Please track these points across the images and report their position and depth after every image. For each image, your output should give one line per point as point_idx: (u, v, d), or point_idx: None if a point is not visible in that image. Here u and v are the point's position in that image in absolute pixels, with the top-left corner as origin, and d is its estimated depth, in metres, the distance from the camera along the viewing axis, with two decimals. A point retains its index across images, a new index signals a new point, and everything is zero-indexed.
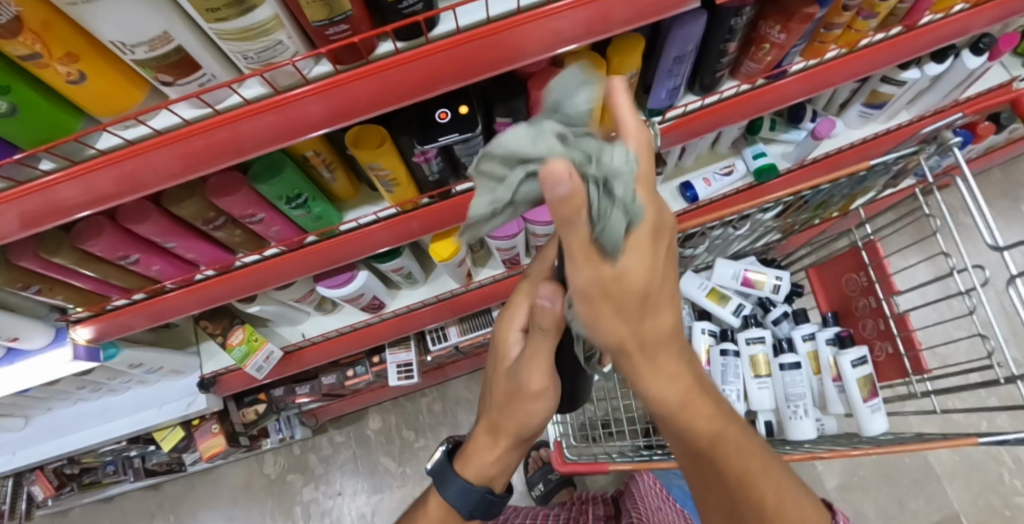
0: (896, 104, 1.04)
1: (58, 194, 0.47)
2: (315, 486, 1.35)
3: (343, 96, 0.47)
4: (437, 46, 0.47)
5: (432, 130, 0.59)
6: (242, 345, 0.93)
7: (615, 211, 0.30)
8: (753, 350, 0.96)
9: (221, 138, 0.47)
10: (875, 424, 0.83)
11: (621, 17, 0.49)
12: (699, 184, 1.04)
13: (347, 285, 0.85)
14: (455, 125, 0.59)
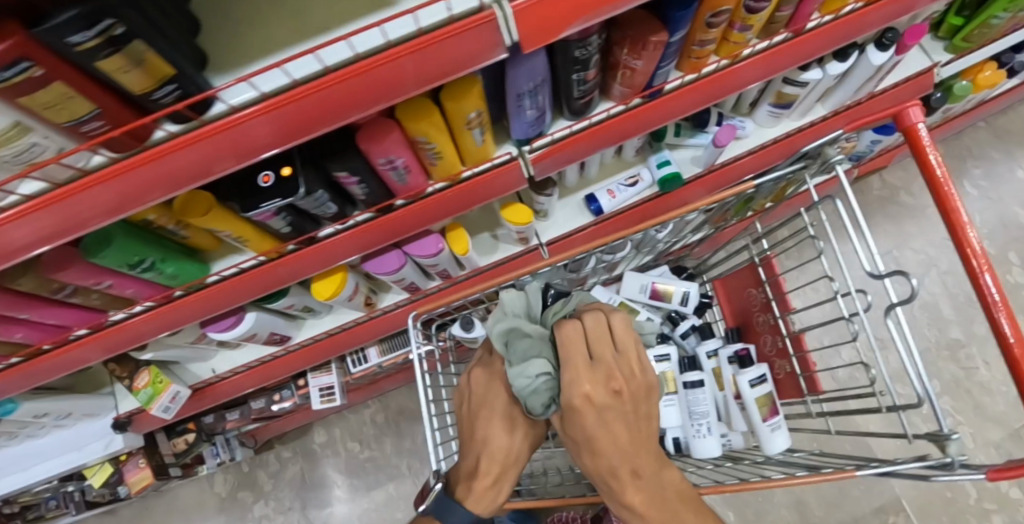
0: (805, 102, 1.01)
1: (8, 234, 0.46)
2: (265, 501, 1.38)
3: (285, 117, 0.46)
4: (346, 72, 0.45)
5: (255, 196, 0.58)
6: (147, 388, 0.93)
7: (533, 389, 0.62)
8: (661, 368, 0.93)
9: (172, 167, 0.47)
10: (774, 441, 0.83)
11: (411, 82, 0.48)
12: (603, 196, 1.02)
13: (236, 328, 0.85)
14: (277, 189, 0.58)
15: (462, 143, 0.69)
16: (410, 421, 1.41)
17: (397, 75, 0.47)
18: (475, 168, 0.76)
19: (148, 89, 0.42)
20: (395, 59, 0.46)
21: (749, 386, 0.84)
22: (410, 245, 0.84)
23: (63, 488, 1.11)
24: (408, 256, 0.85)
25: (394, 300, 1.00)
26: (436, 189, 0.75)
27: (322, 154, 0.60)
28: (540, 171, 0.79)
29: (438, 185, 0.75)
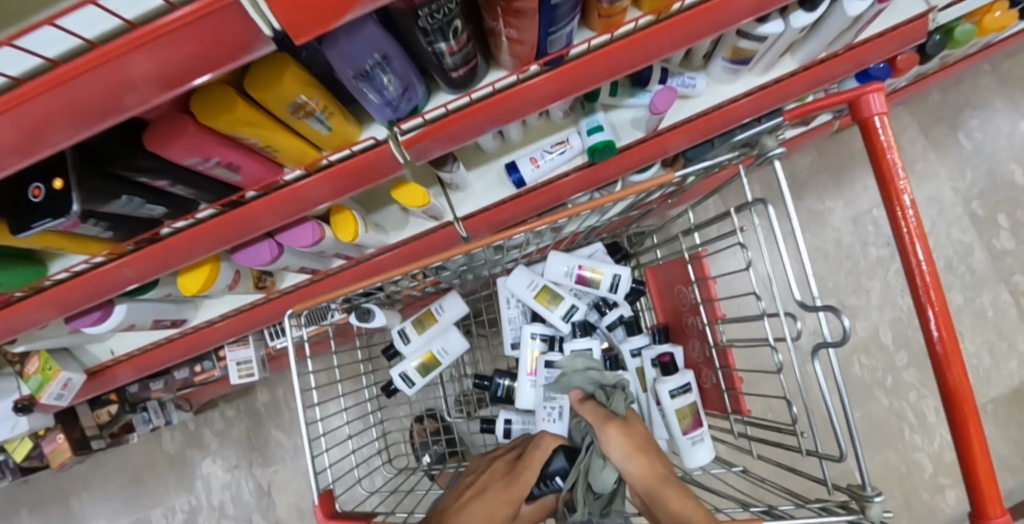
0: (766, 57, 0.86)
1: None
2: (211, 460, 1.37)
3: (184, 46, 0.34)
4: None
5: (27, 213, 0.48)
6: (37, 374, 0.88)
7: (618, 396, 0.74)
8: None
9: (42, 113, 0.34)
10: (696, 456, 0.77)
11: (180, 71, 0.35)
12: (525, 165, 0.88)
13: (103, 323, 0.77)
14: (48, 206, 0.47)
15: (304, 132, 0.57)
16: None
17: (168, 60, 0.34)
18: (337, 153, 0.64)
19: None
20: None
21: (668, 396, 0.77)
22: (282, 235, 0.73)
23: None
24: (281, 246, 0.74)
25: (296, 281, 0.93)
26: (291, 179, 0.64)
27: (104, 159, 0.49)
28: (418, 156, 0.66)
29: (292, 172, 0.63)
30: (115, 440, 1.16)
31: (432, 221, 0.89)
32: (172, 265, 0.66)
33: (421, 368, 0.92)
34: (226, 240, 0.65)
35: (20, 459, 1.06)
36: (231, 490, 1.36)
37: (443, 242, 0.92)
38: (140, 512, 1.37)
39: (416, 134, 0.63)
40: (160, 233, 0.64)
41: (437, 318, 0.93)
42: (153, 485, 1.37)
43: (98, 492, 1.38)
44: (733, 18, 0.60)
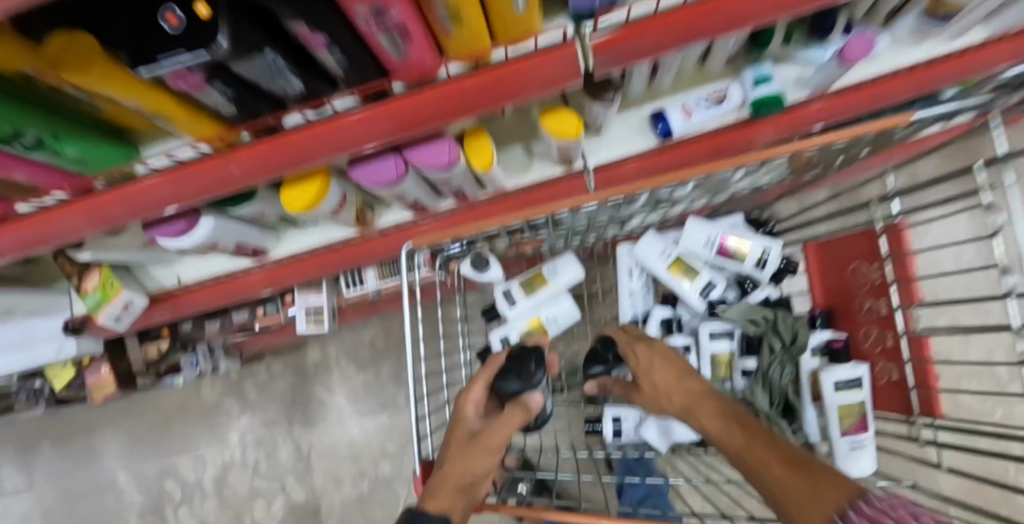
0: (974, 14, 0.68)
1: None
2: (251, 415, 1.26)
3: None
4: None
5: (154, 45, 0.36)
6: (95, 291, 0.76)
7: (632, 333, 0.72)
8: (715, 347, 0.79)
9: None
10: (855, 465, 0.64)
11: None
12: (676, 115, 0.75)
13: (187, 238, 0.66)
14: (187, 38, 0.35)
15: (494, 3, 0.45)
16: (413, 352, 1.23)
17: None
18: (509, 48, 0.52)
19: None
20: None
21: (832, 389, 0.64)
22: (415, 153, 0.61)
23: (27, 384, 1.02)
24: (411, 165, 0.62)
25: (394, 220, 0.80)
26: (451, 74, 0.51)
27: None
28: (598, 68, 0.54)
29: (453, 67, 0.51)
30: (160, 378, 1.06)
31: (557, 167, 0.77)
32: (290, 166, 0.54)
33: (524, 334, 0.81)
34: (358, 141, 0.53)
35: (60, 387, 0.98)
36: (268, 449, 1.25)
37: (567, 194, 0.80)
38: (167, 460, 1.27)
39: (608, 36, 0.51)
40: (283, 123, 0.52)
41: (548, 282, 0.82)
42: (184, 433, 1.27)
43: (126, 434, 1.28)
44: None
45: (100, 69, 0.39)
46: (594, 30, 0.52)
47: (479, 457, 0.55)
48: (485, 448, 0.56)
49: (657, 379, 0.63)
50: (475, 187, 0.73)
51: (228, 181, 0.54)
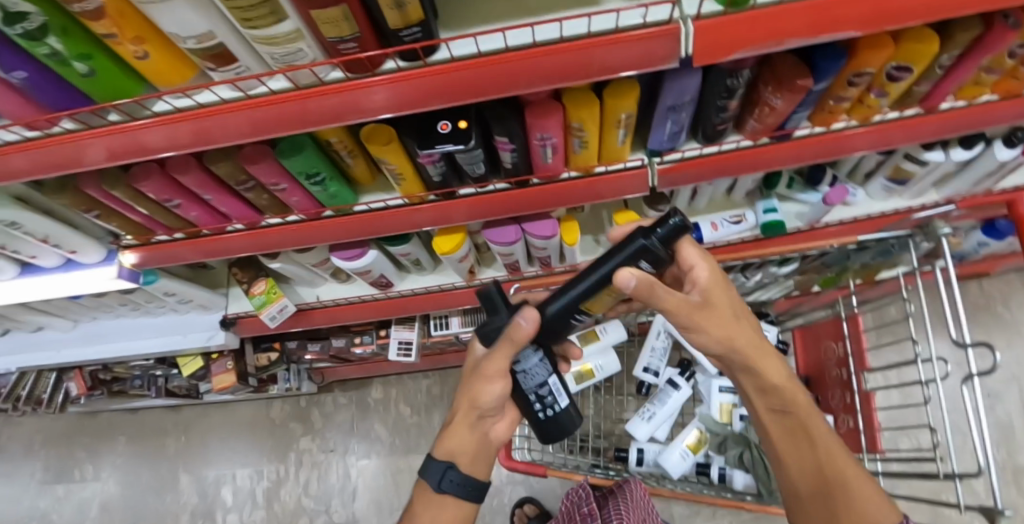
0: (921, 183, 1.03)
1: (369, 93, 0.56)
2: (313, 438, 1.46)
3: (669, 42, 0.56)
4: (738, 17, 0.57)
5: (433, 138, 0.67)
6: (261, 295, 1.02)
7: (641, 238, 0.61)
8: (722, 398, 1.04)
9: (584, 58, 0.56)
10: None
11: (664, 57, 0.57)
12: (705, 226, 1.06)
13: (358, 260, 0.93)
14: (452, 136, 0.67)
15: (607, 138, 0.76)
16: None
17: (371, 103, 0.57)
18: (607, 165, 0.84)
19: (400, 26, 0.53)
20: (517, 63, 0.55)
21: None
22: (531, 224, 0.90)
23: (153, 371, 1.25)
24: (525, 234, 0.92)
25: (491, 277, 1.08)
26: (569, 177, 0.83)
27: (490, 115, 0.69)
28: (665, 184, 0.86)
29: (572, 172, 0.83)
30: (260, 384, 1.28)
31: None
32: (456, 218, 0.83)
33: (579, 375, 1.08)
34: (505, 209, 0.82)
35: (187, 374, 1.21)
36: (322, 469, 1.43)
37: None
38: (230, 468, 1.46)
39: (670, 165, 0.83)
40: (459, 192, 0.81)
41: (600, 337, 1.08)
42: (251, 444, 1.47)
43: (200, 440, 1.49)
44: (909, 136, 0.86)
45: (392, 146, 0.69)
46: (663, 160, 0.84)
47: (477, 386, 0.69)
48: (481, 377, 0.69)
49: (699, 283, 0.62)
50: (557, 258, 1.02)
51: (410, 223, 0.83)
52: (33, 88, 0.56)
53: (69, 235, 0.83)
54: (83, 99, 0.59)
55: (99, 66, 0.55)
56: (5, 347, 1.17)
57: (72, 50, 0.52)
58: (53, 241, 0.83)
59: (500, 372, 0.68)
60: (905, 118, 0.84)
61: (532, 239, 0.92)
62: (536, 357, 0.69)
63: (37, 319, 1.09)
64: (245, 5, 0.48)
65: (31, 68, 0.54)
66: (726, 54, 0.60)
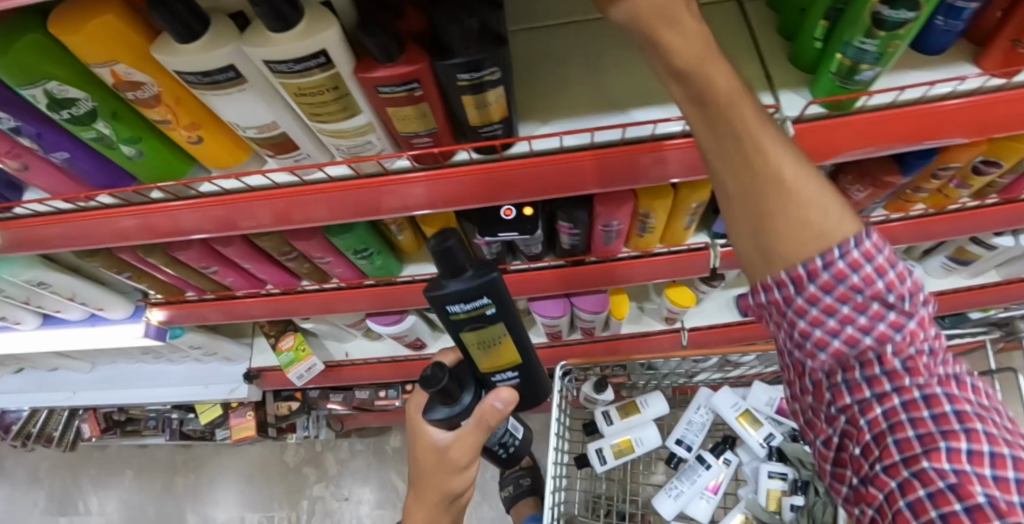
0: (985, 264, 0.97)
1: (409, 189, 0.53)
2: (326, 485, 1.40)
3: None
4: (827, 125, 0.53)
5: (495, 225, 0.63)
6: (290, 351, 0.98)
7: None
8: (771, 484, 0.95)
9: (671, 157, 0.53)
10: None
11: None
12: None
13: (397, 325, 0.90)
14: (516, 223, 0.63)
15: (672, 223, 0.73)
16: None
17: (406, 200, 0.54)
18: (669, 247, 0.79)
19: (481, 123, 0.48)
20: (560, 165, 0.52)
21: None
22: (580, 298, 0.88)
23: (168, 415, 1.24)
24: (573, 306, 0.90)
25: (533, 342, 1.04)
26: (626, 255, 0.79)
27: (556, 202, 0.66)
28: (725, 267, 0.82)
29: (630, 251, 0.79)
30: (280, 433, 1.27)
31: (663, 325, 1.01)
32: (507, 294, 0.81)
33: (617, 449, 1.02)
34: (557, 287, 0.81)
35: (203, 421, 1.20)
36: (333, 519, 1.37)
37: (666, 344, 1.05)
38: (238, 511, 1.40)
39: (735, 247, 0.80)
40: (510, 267, 0.79)
41: (640, 410, 1.04)
42: (263, 488, 1.42)
43: (208, 480, 1.44)
44: (988, 225, 0.80)
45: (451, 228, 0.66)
46: (727, 241, 0.80)
47: (449, 480, 0.70)
48: (451, 470, 0.69)
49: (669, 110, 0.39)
50: (601, 328, 0.98)
51: None
52: (74, 168, 0.52)
53: (97, 293, 0.79)
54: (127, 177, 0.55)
55: (148, 147, 0.50)
56: (18, 385, 1.13)
57: (121, 134, 0.48)
58: (79, 299, 0.78)
59: (472, 459, 0.69)
60: (984, 207, 0.79)
61: (580, 313, 0.90)
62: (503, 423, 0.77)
63: (52, 361, 1.05)
64: (317, 101, 0.44)
65: (75, 149, 0.50)
66: (822, 160, 0.54)
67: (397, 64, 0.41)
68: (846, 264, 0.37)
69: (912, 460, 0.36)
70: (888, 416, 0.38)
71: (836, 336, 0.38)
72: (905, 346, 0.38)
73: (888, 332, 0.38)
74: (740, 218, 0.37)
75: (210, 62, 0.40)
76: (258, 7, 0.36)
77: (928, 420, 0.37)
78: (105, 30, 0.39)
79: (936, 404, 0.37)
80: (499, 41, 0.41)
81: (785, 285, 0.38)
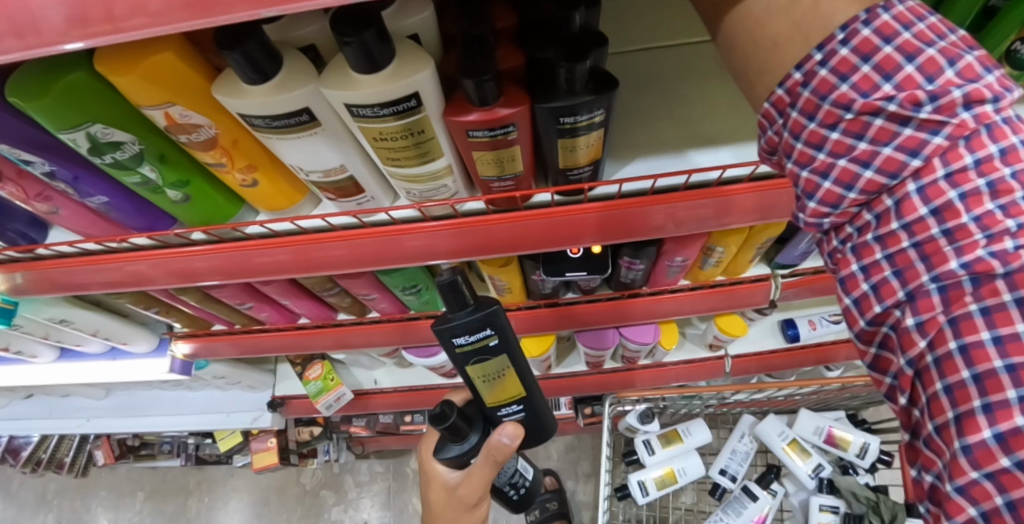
0: None
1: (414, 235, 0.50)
2: (344, 508, 1.35)
3: None
4: None
5: (561, 263, 0.60)
6: (318, 381, 0.92)
7: None
8: (822, 518, 0.90)
9: (767, 199, 0.48)
10: None
11: None
12: (803, 324, 0.93)
13: (436, 357, 0.86)
14: (584, 262, 0.60)
15: (738, 257, 0.70)
16: None
17: (428, 245, 0.51)
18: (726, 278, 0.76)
19: (568, 166, 0.44)
20: (582, 212, 0.48)
21: None
22: (627, 328, 0.84)
23: (185, 440, 1.27)
24: (621, 337, 0.85)
25: (571, 370, 1.00)
26: (683, 287, 0.76)
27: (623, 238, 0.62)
28: (783, 297, 0.78)
29: (689, 283, 0.76)
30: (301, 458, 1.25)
31: (707, 352, 0.97)
32: (558, 327, 0.78)
33: (660, 481, 0.97)
34: (611, 319, 0.76)
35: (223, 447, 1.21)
36: None
37: (709, 370, 1.00)
38: None
39: (799, 278, 0.76)
40: (561, 300, 0.76)
41: (683, 439, 0.99)
42: (278, 512, 1.36)
43: (221, 503, 1.38)
44: None
45: (510, 266, 0.62)
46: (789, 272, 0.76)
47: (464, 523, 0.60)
48: (462, 509, 0.58)
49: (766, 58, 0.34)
50: (644, 357, 0.93)
51: None
52: (112, 212, 0.47)
53: (119, 327, 0.74)
54: (167, 218, 0.50)
55: (195, 191, 0.45)
56: (28, 411, 1.08)
57: (168, 178, 0.43)
58: (102, 335, 0.73)
59: (485, 494, 0.59)
60: None
61: (628, 344, 0.85)
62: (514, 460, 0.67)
63: (66, 388, 1.00)
64: (394, 146, 0.39)
65: (114, 192, 0.45)
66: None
67: (492, 107, 0.36)
68: (850, 51, 0.26)
69: (938, 336, 0.26)
70: (890, 263, 0.27)
71: (829, 175, 0.28)
72: (962, 150, 0.26)
73: (921, 133, 0.26)
74: (720, 43, 0.31)
75: (282, 106, 0.35)
76: (347, 48, 0.31)
77: (947, 253, 0.26)
78: (163, 70, 0.33)
79: (935, 197, 0.26)
80: (609, 83, 0.36)
81: (768, 118, 0.31)
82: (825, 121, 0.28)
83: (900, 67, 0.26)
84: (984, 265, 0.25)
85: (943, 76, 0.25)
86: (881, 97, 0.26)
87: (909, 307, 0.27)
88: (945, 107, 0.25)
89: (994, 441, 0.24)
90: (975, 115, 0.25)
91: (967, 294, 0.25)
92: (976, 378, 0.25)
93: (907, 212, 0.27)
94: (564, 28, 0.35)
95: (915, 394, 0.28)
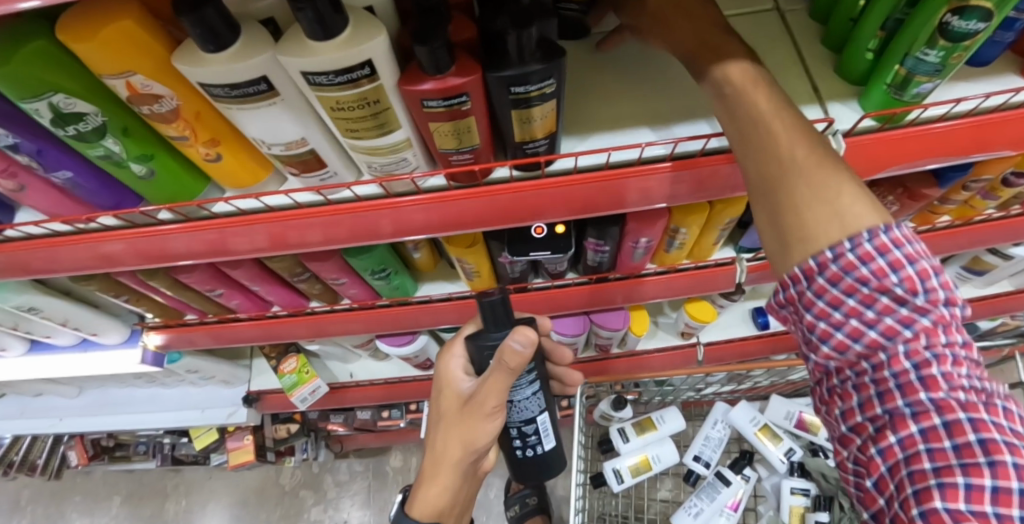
0: (998, 274, 0.92)
1: (367, 216, 0.51)
2: (324, 508, 1.34)
3: None
4: (888, 135, 0.51)
5: (526, 243, 0.61)
6: (292, 374, 0.92)
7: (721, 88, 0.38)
8: (793, 500, 0.93)
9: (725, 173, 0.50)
10: None
11: None
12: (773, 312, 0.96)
13: (409, 346, 0.86)
14: (548, 242, 0.61)
15: (700, 239, 0.71)
16: (496, 473, 1.35)
17: (397, 221, 0.52)
18: (692, 262, 0.79)
19: (525, 139, 0.45)
20: (540, 186, 0.49)
21: None
22: (598, 315, 0.85)
23: (160, 440, 1.25)
24: (592, 324, 0.86)
25: None
26: (651, 271, 0.78)
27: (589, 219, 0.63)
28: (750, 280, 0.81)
29: (656, 267, 0.77)
30: (278, 456, 1.24)
31: (679, 339, 0.99)
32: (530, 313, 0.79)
33: (634, 468, 0.98)
34: (580, 304, 0.78)
35: (199, 446, 1.20)
36: None
37: (682, 359, 1.02)
38: None
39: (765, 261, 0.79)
40: (533, 285, 0.77)
41: (657, 426, 1.00)
42: (257, 513, 1.35)
43: (198, 506, 1.36)
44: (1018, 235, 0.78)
45: (477, 247, 0.64)
46: (755, 256, 0.79)
47: (472, 433, 0.54)
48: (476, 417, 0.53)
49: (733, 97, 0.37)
50: (616, 345, 0.95)
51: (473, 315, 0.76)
52: (76, 188, 0.47)
53: (88, 318, 0.74)
54: (131, 196, 0.51)
55: (160, 165, 0.46)
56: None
57: (132, 152, 0.44)
58: (71, 325, 0.73)
59: (501, 407, 0.53)
60: (1010, 217, 0.75)
61: (600, 331, 0.87)
62: (529, 389, 0.57)
63: (36, 387, 0.98)
64: (352, 116, 0.40)
65: (79, 168, 0.45)
66: (870, 174, 0.54)
67: (446, 76, 0.38)
68: (872, 246, 0.32)
69: (916, 455, 0.34)
70: (893, 378, 0.34)
71: (864, 318, 0.34)
72: (939, 327, 0.33)
73: (908, 304, 0.33)
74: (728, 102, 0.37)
75: (239, 74, 0.36)
76: (300, 14, 0.33)
77: (957, 470, 0.32)
78: (123, 38, 0.34)
79: (915, 350, 0.33)
80: (558, 53, 0.38)
81: (796, 280, 0.35)
82: (841, 288, 0.33)
83: (876, 260, 0.33)
84: (945, 404, 0.33)
85: (904, 267, 0.33)
86: (880, 269, 0.33)
87: (911, 414, 0.34)
88: (922, 285, 0.33)
89: (989, 487, 0.32)
90: (919, 294, 0.33)
91: (934, 415, 0.33)
92: (956, 449, 0.32)
93: (895, 363, 0.34)
94: (515, 2, 0.37)
95: (881, 485, 0.36)
